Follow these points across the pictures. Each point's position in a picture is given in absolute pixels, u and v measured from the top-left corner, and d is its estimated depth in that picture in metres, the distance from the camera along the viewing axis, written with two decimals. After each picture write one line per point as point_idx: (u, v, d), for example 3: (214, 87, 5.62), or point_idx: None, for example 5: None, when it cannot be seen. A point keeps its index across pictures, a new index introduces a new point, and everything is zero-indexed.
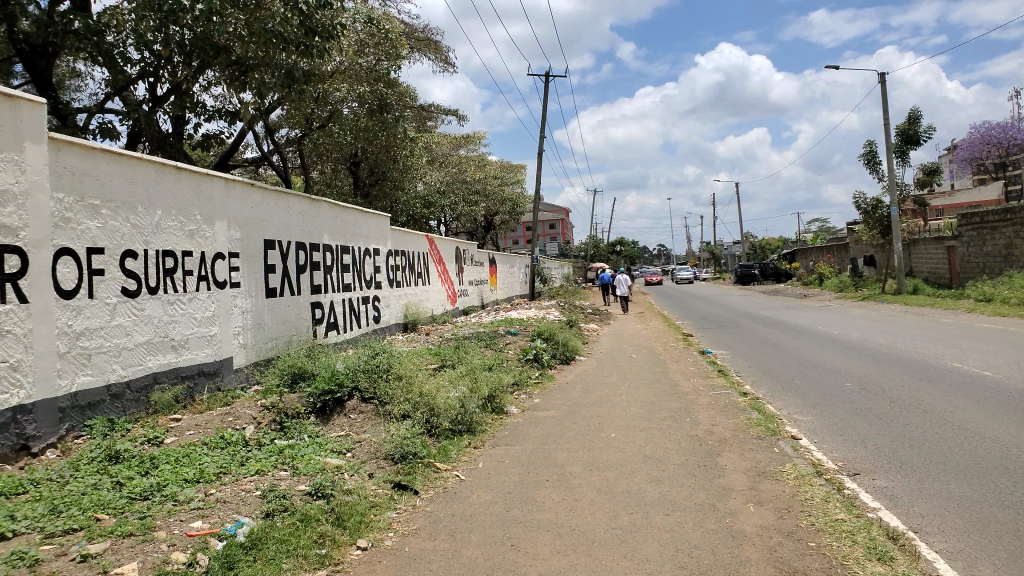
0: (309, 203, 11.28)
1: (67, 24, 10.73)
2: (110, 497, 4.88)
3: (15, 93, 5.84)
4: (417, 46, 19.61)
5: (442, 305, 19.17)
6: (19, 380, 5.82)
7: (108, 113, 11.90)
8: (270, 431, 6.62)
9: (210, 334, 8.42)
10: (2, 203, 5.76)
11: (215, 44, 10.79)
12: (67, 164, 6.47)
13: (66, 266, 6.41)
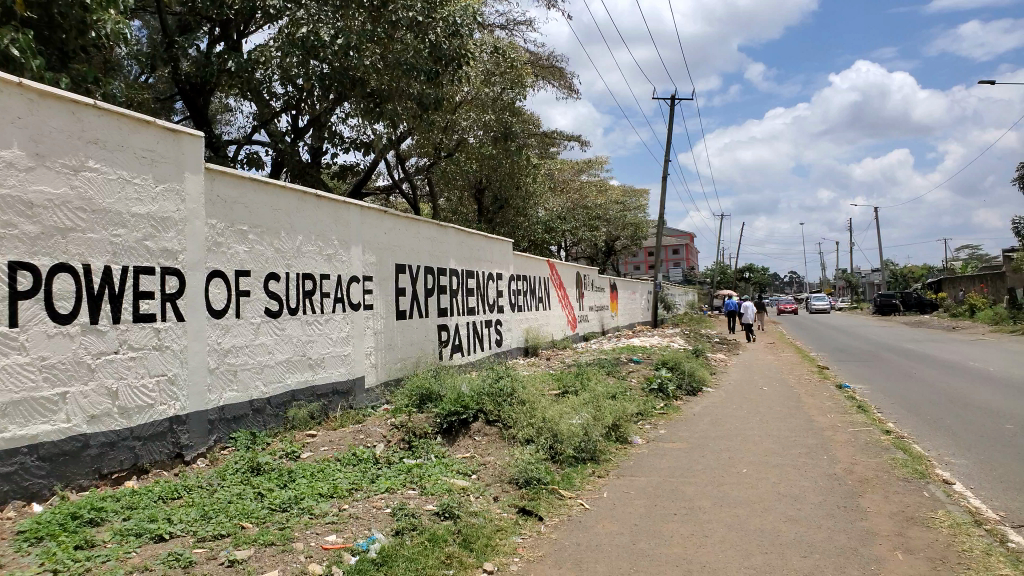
0: (437, 228, 11.61)
1: (221, 63, 11.61)
2: (253, 507, 5.16)
3: (177, 128, 6.38)
4: (542, 74, 19.91)
5: (562, 330, 19.19)
6: (174, 393, 6.29)
7: (255, 145, 12.76)
8: (398, 449, 6.82)
9: (344, 354, 8.79)
10: (164, 229, 6.28)
11: (351, 76, 11.27)
12: (220, 193, 6.98)
13: (218, 287, 6.89)
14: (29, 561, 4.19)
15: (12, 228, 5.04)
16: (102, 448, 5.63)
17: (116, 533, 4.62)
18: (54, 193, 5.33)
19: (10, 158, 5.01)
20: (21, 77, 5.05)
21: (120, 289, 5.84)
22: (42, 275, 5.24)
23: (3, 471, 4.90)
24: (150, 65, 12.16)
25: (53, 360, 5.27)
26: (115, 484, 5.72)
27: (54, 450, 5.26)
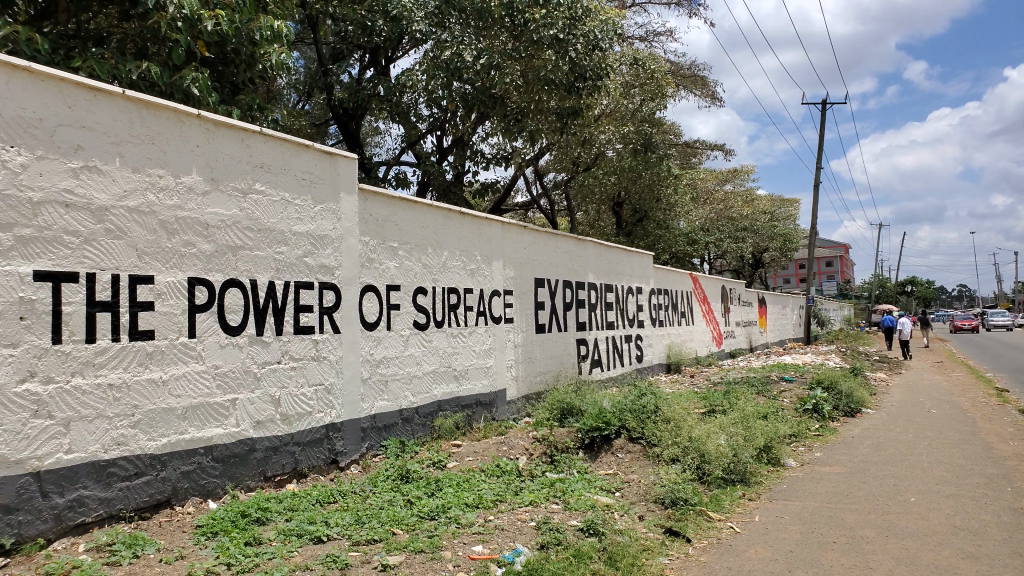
0: (576, 243, 11.61)
1: (371, 89, 12.16)
2: (403, 514, 5.33)
3: (334, 151, 6.76)
4: (683, 83, 19.54)
5: (706, 346, 18.63)
6: (329, 401, 6.63)
7: (402, 165, 13.32)
8: (542, 463, 6.85)
9: (486, 366, 8.95)
10: (321, 246, 6.66)
11: (493, 94, 11.59)
12: (372, 212, 7.31)
13: (370, 301, 7.21)
14: (206, 553, 4.62)
15: (192, 247, 5.52)
16: (267, 451, 6.03)
17: (281, 532, 4.93)
18: (227, 215, 5.79)
19: (190, 183, 5.50)
20: (200, 110, 5.53)
21: (282, 303, 6.23)
22: (216, 290, 5.68)
23: (183, 469, 5.37)
24: (305, 91, 13.01)
25: (226, 368, 5.70)
26: (278, 486, 6.11)
27: (226, 452, 5.69)
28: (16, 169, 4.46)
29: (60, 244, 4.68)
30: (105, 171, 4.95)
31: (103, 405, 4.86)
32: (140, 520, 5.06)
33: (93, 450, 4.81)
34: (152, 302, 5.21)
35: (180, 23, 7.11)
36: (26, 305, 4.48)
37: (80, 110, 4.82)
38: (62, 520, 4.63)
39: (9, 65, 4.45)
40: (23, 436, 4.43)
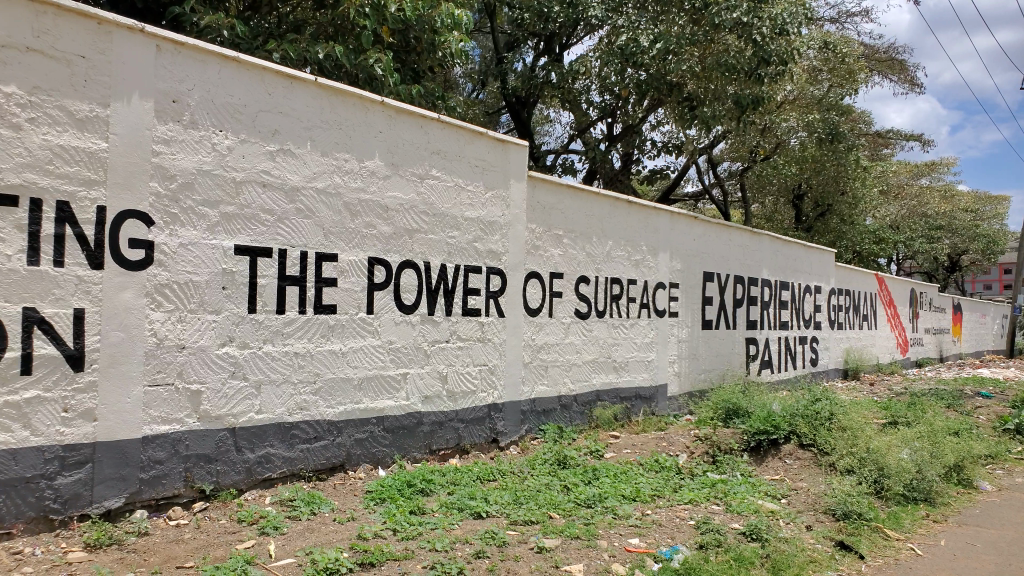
0: (750, 236, 11.11)
1: (544, 77, 12.23)
2: (560, 499, 5.37)
3: (506, 138, 6.88)
4: (878, 68, 18.11)
5: (890, 352, 17.27)
6: (492, 382, 6.80)
7: (571, 154, 13.34)
8: (703, 462, 6.66)
9: (648, 359, 8.80)
10: (491, 232, 6.81)
11: (669, 81, 11.23)
12: (540, 199, 7.39)
13: (534, 287, 7.30)
14: (375, 517, 4.91)
15: (372, 228, 5.83)
16: (433, 426, 6.28)
17: (443, 504, 5.13)
18: (405, 199, 6.06)
19: (372, 168, 5.81)
20: (383, 98, 5.81)
21: (452, 285, 6.45)
22: (393, 270, 5.98)
23: (357, 437, 5.71)
24: (480, 78, 13.27)
25: (398, 344, 5.99)
26: (442, 460, 6.36)
27: (396, 424, 5.99)
28: (224, 151, 4.92)
29: (258, 222, 5.11)
30: (298, 154, 5.34)
31: (289, 371, 5.27)
32: (318, 481, 5.46)
33: (280, 412, 5.23)
34: (335, 279, 5.57)
35: (368, 9, 7.57)
36: (228, 276, 4.94)
37: (278, 97, 5.22)
38: (252, 473, 5.09)
39: (221, 56, 4.91)
40: (222, 394, 4.91)
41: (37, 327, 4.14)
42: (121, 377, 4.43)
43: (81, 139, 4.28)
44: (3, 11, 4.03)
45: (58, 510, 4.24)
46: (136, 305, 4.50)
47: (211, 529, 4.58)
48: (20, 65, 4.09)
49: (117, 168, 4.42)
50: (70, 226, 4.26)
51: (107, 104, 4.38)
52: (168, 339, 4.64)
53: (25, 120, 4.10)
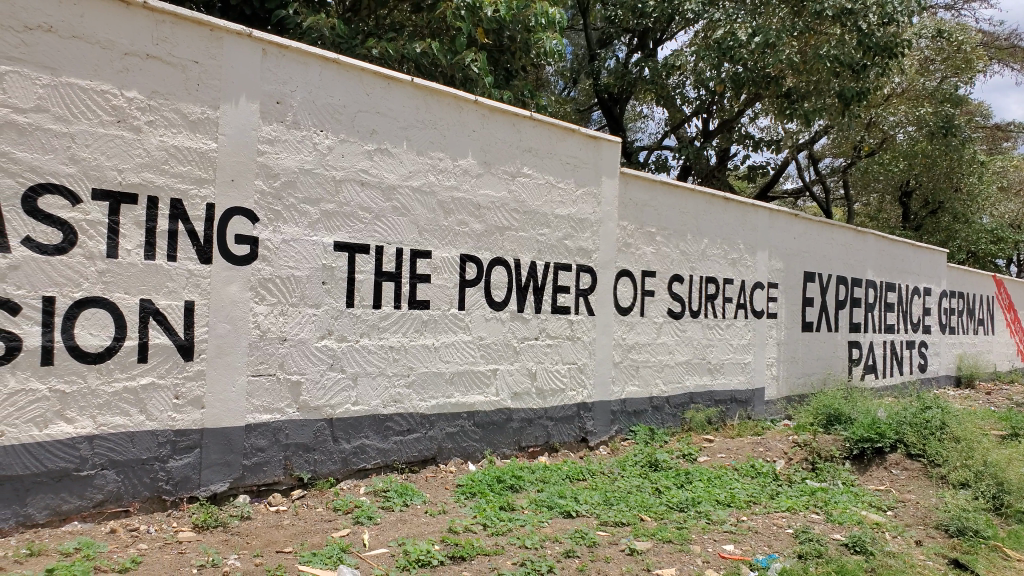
0: (854, 235, 10.62)
1: (638, 73, 12.08)
2: (651, 502, 5.28)
3: (598, 135, 6.81)
4: (998, 56, 16.99)
5: (1008, 360, 16.16)
6: (582, 381, 6.75)
7: (664, 151, 13.11)
8: (802, 469, 6.40)
9: (744, 361, 8.54)
10: (582, 229, 6.76)
11: (768, 75, 10.86)
12: (633, 196, 7.28)
13: (626, 286, 7.19)
14: (466, 511, 4.96)
15: (465, 226, 5.88)
16: (522, 423, 6.29)
17: (532, 502, 5.13)
18: (497, 196, 6.09)
19: (465, 166, 5.87)
20: (478, 96, 5.86)
21: (543, 282, 6.44)
22: (485, 267, 6.02)
23: (448, 431, 5.78)
24: (572, 76, 13.21)
25: (489, 340, 6.03)
26: (531, 457, 6.37)
27: (486, 420, 6.03)
28: (324, 151, 5.07)
29: (356, 219, 5.25)
30: (394, 154, 5.45)
31: (384, 365, 5.38)
32: (410, 473, 5.55)
33: (375, 405, 5.35)
34: (429, 276, 5.65)
35: (464, 11, 7.68)
36: (327, 271, 5.09)
37: (376, 97, 5.34)
38: (348, 463, 5.23)
39: (322, 58, 5.06)
40: (320, 385, 5.06)
41: (153, 317, 4.38)
42: (227, 367, 4.63)
43: (193, 139, 4.50)
44: (126, 21, 4.28)
45: (170, 491, 4.48)
46: (242, 298, 4.70)
47: (309, 516, 4.74)
48: (140, 71, 4.33)
49: (225, 167, 4.63)
50: (182, 222, 4.48)
51: (218, 106, 4.59)
52: (271, 332, 4.82)
53: (144, 122, 4.34)
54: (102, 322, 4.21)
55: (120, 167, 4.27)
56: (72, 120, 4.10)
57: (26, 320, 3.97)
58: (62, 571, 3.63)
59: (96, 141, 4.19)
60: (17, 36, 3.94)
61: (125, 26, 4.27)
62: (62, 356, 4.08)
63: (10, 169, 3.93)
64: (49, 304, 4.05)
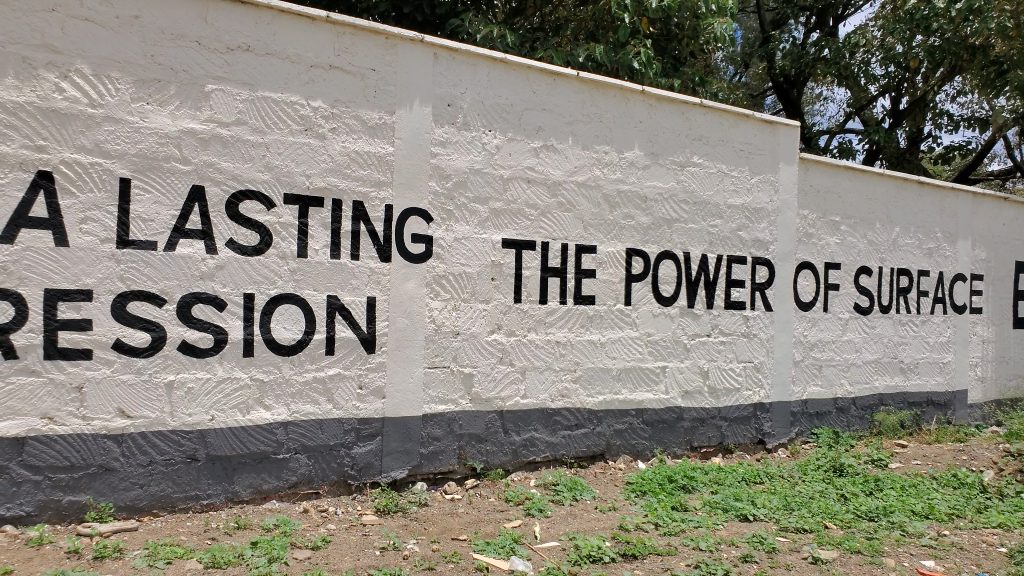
0: None
1: (816, 53, 11.30)
2: (837, 509, 4.94)
3: (774, 120, 6.45)
4: None
5: None
6: (758, 380, 6.43)
7: (847, 134, 12.22)
8: (1015, 482, 5.72)
9: (943, 361, 7.78)
10: (757, 220, 6.43)
11: (971, 45, 9.82)
12: (813, 183, 6.84)
13: (806, 279, 6.77)
14: (636, 509, 4.89)
15: (631, 219, 5.79)
16: (694, 422, 6.10)
17: (706, 503, 4.97)
18: (665, 187, 5.93)
19: (632, 158, 5.77)
20: (645, 87, 5.73)
21: (714, 276, 6.20)
22: (652, 260, 5.89)
23: (617, 427, 5.73)
24: (743, 60, 12.60)
25: (657, 336, 5.89)
26: (704, 457, 6.17)
27: (656, 417, 5.90)
28: (493, 150, 5.18)
29: (524, 216, 5.31)
30: (560, 149, 5.46)
31: (551, 359, 5.41)
32: (579, 468, 5.55)
33: (543, 399, 5.40)
34: (595, 271, 5.62)
35: (628, 1, 7.55)
36: (496, 268, 5.19)
37: (542, 94, 5.38)
38: (518, 456, 5.31)
39: (490, 59, 5.16)
40: (491, 378, 5.17)
41: (338, 312, 4.67)
42: (405, 359, 4.85)
43: (372, 144, 4.76)
44: (312, 35, 4.58)
45: (355, 475, 4.76)
46: (418, 294, 4.90)
47: (482, 506, 4.86)
48: (325, 81, 4.63)
49: (402, 170, 4.85)
50: (364, 223, 4.74)
51: (394, 111, 4.82)
52: (445, 326, 4.99)
53: (328, 129, 4.63)
54: (294, 317, 4.54)
55: (308, 172, 4.59)
56: (267, 130, 4.46)
57: (231, 315, 4.37)
58: (264, 545, 3.98)
59: (287, 149, 4.53)
60: (221, 56, 4.33)
61: (311, 40, 4.57)
62: (261, 348, 4.45)
63: (217, 178, 4.34)
64: (250, 300, 4.43)
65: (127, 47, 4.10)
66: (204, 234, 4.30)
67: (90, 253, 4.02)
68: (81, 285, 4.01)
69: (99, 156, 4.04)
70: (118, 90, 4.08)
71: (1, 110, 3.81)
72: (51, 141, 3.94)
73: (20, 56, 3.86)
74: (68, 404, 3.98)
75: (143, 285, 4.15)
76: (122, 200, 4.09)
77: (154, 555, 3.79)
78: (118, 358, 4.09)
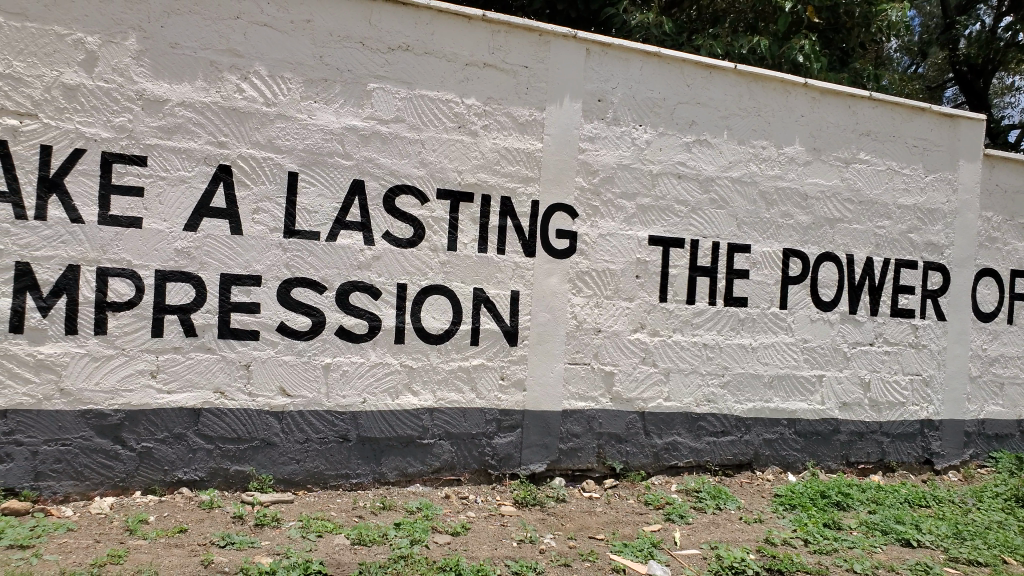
0: None
1: (1009, 39, 10.21)
2: (1019, 543, 4.45)
3: (956, 113, 5.91)
4: None
5: None
6: (928, 396, 5.92)
7: None
8: None
9: None
10: (932, 221, 5.92)
11: None
12: (1000, 181, 6.20)
13: (988, 287, 6.15)
14: (784, 523, 4.64)
15: (790, 218, 5.49)
16: (852, 436, 5.70)
17: (863, 523, 4.64)
18: (827, 185, 5.58)
19: (792, 154, 5.48)
20: (808, 79, 5.43)
21: (880, 281, 5.77)
22: (811, 262, 5.56)
23: (766, 437, 5.46)
24: (921, 50, 11.61)
25: (815, 343, 5.55)
26: (861, 474, 5.76)
27: (810, 429, 5.57)
28: (643, 145, 5.08)
29: (672, 213, 5.18)
30: (714, 144, 5.27)
31: (697, 362, 5.24)
32: (724, 477, 5.35)
33: (688, 402, 5.24)
34: (747, 271, 5.38)
35: None
36: (642, 265, 5.10)
37: (696, 88, 5.22)
38: (659, 458, 5.19)
39: (643, 52, 5.07)
40: (633, 378, 5.08)
41: (484, 304, 4.75)
42: (548, 354, 4.87)
43: (522, 141, 4.81)
44: (468, 34, 4.69)
45: (495, 466, 4.82)
46: (561, 289, 4.90)
47: (620, 507, 4.79)
48: (479, 79, 4.72)
49: (550, 166, 4.87)
50: (511, 218, 4.80)
51: (544, 108, 4.85)
52: (587, 323, 4.96)
53: (481, 126, 4.73)
54: (442, 307, 4.67)
55: (460, 168, 4.71)
56: (423, 128, 4.62)
57: (385, 304, 4.56)
58: (406, 527, 4.12)
59: (441, 145, 4.66)
60: (382, 56, 4.53)
61: (467, 39, 4.69)
62: (411, 336, 4.61)
63: (375, 173, 4.54)
64: (401, 290, 4.60)
65: (300, 50, 4.38)
66: (362, 226, 4.52)
67: (261, 242, 4.33)
68: (252, 271, 4.32)
69: (271, 152, 4.35)
70: (290, 90, 4.37)
71: (191, 109, 4.19)
72: (231, 138, 4.27)
73: (208, 60, 4.21)
74: (238, 380, 4.30)
75: (306, 272, 4.42)
76: (290, 193, 4.38)
77: (306, 527, 4.03)
78: (282, 340, 4.37)
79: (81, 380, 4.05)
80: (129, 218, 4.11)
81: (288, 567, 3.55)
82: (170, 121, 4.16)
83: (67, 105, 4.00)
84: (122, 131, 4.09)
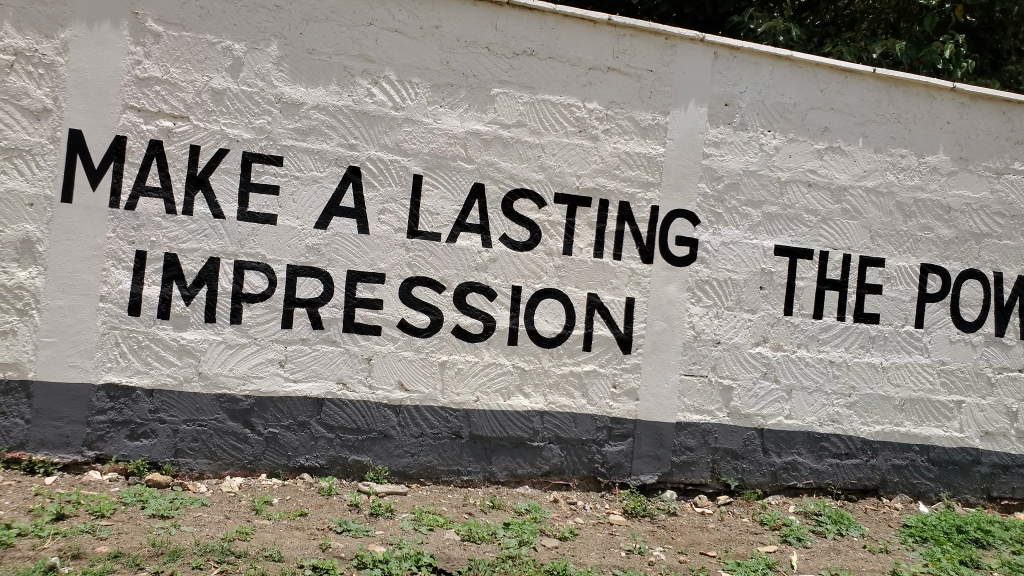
0: None
1: None
2: None
3: None
4: None
5: None
6: None
7: None
8: None
9: None
10: None
11: None
12: None
13: None
14: (914, 557, 4.35)
15: (930, 232, 5.15)
16: (994, 469, 5.27)
17: (1005, 563, 4.28)
18: (974, 197, 5.20)
19: (935, 163, 5.14)
20: (956, 84, 5.07)
21: None
22: (953, 280, 5.19)
23: (895, 462, 5.13)
24: None
25: (954, 366, 5.17)
26: (1005, 511, 5.31)
27: (946, 457, 5.19)
28: (771, 151, 4.91)
29: (801, 223, 4.97)
30: (849, 151, 5.02)
31: (822, 380, 5.00)
32: (847, 501, 5.07)
33: (810, 421, 5.00)
34: (881, 286, 5.09)
35: None
36: (766, 276, 4.92)
37: (830, 93, 4.99)
38: (778, 478, 4.97)
39: (774, 56, 4.90)
40: (752, 393, 4.91)
41: (598, 310, 4.72)
42: (662, 363, 4.78)
43: (644, 145, 4.75)
44: (593, 39, 4.68)
45: (604, 474, 4.77)
46: (679, 298, 4.80)
47: (734, 525, 4.63)
48: (602, 83, 4.70)
49: (672, 171, 4.79)
50: (629, 224, 4.75)
51: (668, 112, 4.77)
52: (705, 333, 4.83)
53: (602, 131, 4.71)
54: (557, 312, 4.68)
55: (579, 173, 4.70)
56: (544, 132, 4.65)
57: (500, 305, 4.62)
58: (515, 527, 4.15)
59: (561, 150, 4.67)
60: (507, 61, 4.59)
61: (592, 44, 4.68)
62: (525, 339, 4.64)
63: (496, 177, 4.61)
64: (517, 293, 4.64)
65: (428, 55, 4.50)
66: (481, 229, 4.59)
67: (385, 241, 4.48)
68: (376, 268, 4.48)
69: (398, 155, 4.49)
70: (417, 94, 4.50)
71: (324, 113, 4.39)
72: (361, 140, 4.45)
73: (341, 65, 4.40)
74: (358, 372, 4.46)
75: (426, 271, 4.53)
76: (414, 194, 4.51)
77: (418, 520, 4.12)
78: (402, 337, 4.50)
79: (217, 366, 4.31)
80: (265, 215, 4.35)
81: (401, 557, 3.64)
82: (305, 123, 4.38)
83: (215, 108, 4.28)
84: (261, 133, 4.33)
